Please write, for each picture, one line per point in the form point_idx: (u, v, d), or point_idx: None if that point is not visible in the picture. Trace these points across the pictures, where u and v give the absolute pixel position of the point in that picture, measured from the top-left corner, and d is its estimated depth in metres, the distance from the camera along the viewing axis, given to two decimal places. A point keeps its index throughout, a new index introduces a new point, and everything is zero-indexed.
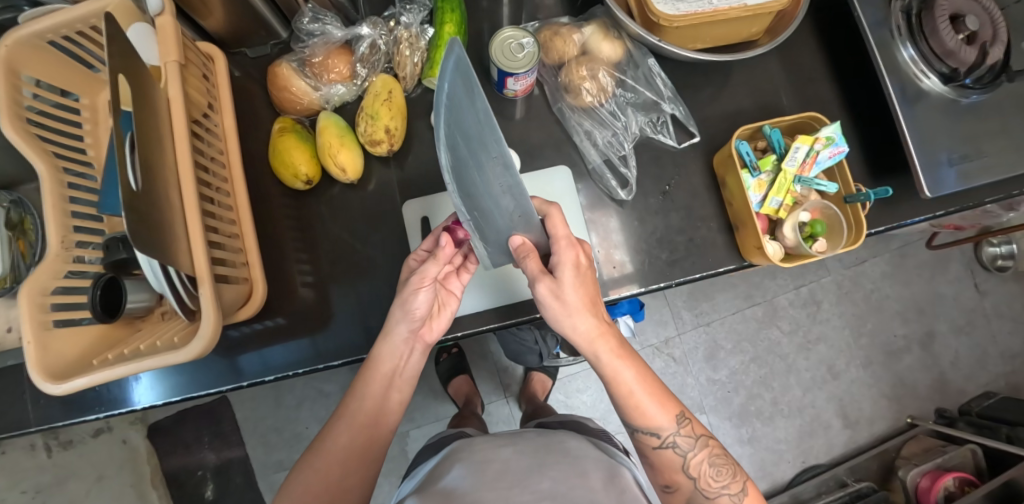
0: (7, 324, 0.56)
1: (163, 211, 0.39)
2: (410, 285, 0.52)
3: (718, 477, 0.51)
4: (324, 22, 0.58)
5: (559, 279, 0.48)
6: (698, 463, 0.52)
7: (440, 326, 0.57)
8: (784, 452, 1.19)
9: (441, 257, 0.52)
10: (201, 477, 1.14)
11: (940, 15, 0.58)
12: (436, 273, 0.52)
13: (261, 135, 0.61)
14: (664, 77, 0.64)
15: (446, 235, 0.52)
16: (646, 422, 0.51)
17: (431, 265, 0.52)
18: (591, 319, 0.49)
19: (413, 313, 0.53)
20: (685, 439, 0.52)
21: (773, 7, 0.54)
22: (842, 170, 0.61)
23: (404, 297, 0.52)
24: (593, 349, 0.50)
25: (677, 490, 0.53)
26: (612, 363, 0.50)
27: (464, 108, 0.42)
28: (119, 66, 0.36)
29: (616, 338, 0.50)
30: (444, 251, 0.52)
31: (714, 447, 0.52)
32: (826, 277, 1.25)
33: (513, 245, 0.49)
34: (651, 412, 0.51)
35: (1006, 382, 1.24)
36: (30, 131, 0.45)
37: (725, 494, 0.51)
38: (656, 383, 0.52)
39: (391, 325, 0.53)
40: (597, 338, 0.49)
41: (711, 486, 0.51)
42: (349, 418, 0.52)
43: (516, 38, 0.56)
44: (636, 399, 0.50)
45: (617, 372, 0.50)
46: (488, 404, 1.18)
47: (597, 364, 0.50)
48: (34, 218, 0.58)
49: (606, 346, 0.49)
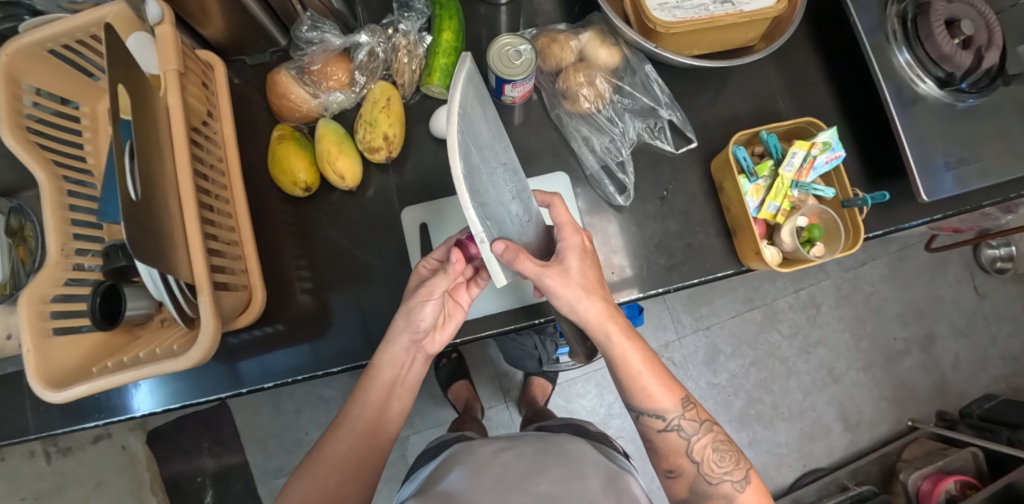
0: (7, 330, 0.56)
1: (163, 221, 0.39)
2: (419, 297, 0.52)
3: (721, 462, 0.52)
4: (323, 30, 0.58)
5: (566, 263, 0.48)
6: (702, 448, 0.52)
7: (444, 338, 0.56)
8: (786, 456, 1.19)
9: (452, 272, 0.50)
10: (201, 483, 1.14)
11: (935, 20, 0.59)
12: (445, 287, 0.52)
13: (261, 141, 0.61)
14: (661, 83, 0.64)
15: (457, 250, 0.50)
16: (650, 404, 0.52)
17: (441, 278, 0.51)
18: (601, 301, 0.49)
19: (419, 323, 0.52)
20: (690, 423, 0.52)
21: (769, 13, 0.54)
22: (839, 175, 0.61)
23: (409, 308, 0.52)
24: (604, 330, 0.49)
25: (680, 475, 0.53)
26: (621, 344, 0.50)
27: (473, 111, 0.39)
28: (119, 75, 0.36)
29: (624, 321, 0.50)
30: (455, 266, 0.50)
31: (718, 433, 0.53)
32: (826, 281, 1.25)
33: (496, 253, 0.42)
34: (656, 394, 0.51)
35: (1006, 385, 1.24)
36: (30, 139, 0.45)
37: (727, 481, 0.52)
38: (662, 367, 0.52)
39: (394, 335, 0.53)
40: (609, 319, 0.49)
41: (714, 471, 0.52)
42: (352, 425, 0.53)
43: (514, 45, 0.56)
44: (644, 381, 0.51)
45: (626, 354, 0.50)
46: (488, 409, 1.18)
47: (608, 347, 0.50)
48: (34, 225, 0.58)
49: (617, 326, 0.49)
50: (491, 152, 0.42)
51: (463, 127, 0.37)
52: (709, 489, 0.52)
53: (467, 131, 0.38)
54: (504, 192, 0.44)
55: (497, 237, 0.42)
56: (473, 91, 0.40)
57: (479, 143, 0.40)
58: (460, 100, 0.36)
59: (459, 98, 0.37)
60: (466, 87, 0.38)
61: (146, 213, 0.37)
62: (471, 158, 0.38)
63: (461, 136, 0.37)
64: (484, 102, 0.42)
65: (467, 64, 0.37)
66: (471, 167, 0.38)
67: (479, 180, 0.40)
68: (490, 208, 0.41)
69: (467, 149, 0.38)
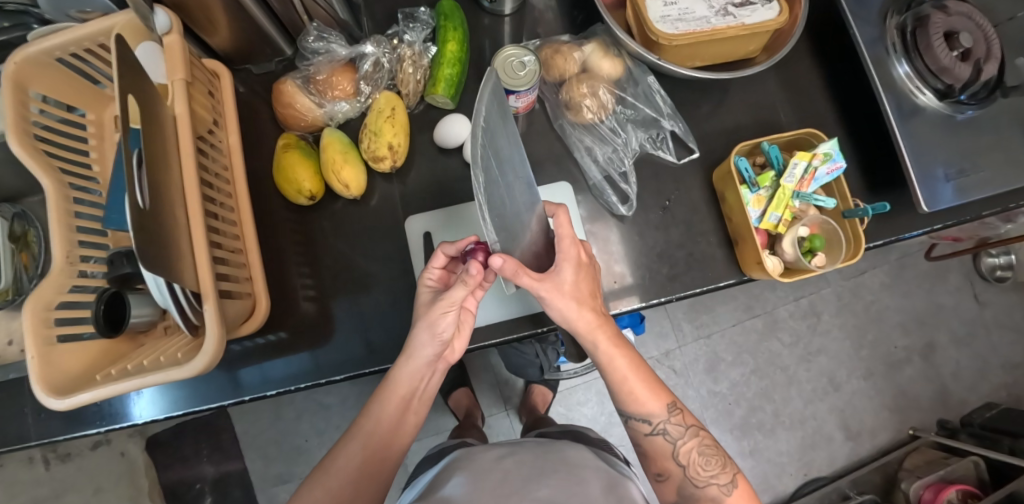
0: (8, 337, 0.57)
1: (168, 229, 0.39)
2: (437, 310, 0.51)
3: (707, 466, 0.52)
4: (329, 40, 0.59)
5: (560, 274, 0.48)
6: (688, 452, 0.52)
7: (462, 345, 0.57)
8: (786, 465, 1.19)
9: (472, 282, 0.49)
10: (198, 491, 1.13)
11: (934, 33, 0.60)
12: (463, 297, 0.51)
13: (266, 151, 0.62)
14: (664, 94, 0.65)
15: (476, 260, 0.49)
16: (638, 409, 0.53)
17: (460, 289, 0.49)
18: (591, 311, 0.50)
19: (439, 335, 0.52)
20: (676, 427, 0.53)
21: (769, 25, 0.55)
22: (840, 186, 0.62)
23: (429, 320, 0.51)
24: (592, 338, 0.51)
25: (669, 478, 0.54)
26: (608, 351, 0.51)
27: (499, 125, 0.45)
28: (128, 87, 0.36)
29: (613, 330, 0.51)
30: (474, 276, 0.48)
31: (704, 437, 0.53)
32: (826, 289, 1.25)
33: (495, 267, 0.44)
34: (643, 397, 0.52)
35: (1007, 394, 1.23)
36: (38, 147, 0.46)
37: (714, 484, 0.51)
38: (649, 372, 0.53)
39: (416, 349, 0.52)
40: (597, 328, 0.50)
41: (700, 474, 0.52)
42: (361, 440, 0.52)
43: (518, 56, 0.57)
44: (630, 385, 0.52)
45: (613, 359, 0.51)
46: (488, 417, 1.18)
47: (595, 352, 0.52)
48: (38, 231, 0.59)
49: (605, 336, 0.51)
50: (510, 171, 0.46)
51: (485, 140, 0.42)
52: (695, 493, 0.52)
53: (495, 142, 0.44)
54: (520, 205, 0.47)
55: (497, 249, 0.44)
56: (495, 109, 0.45)
57: (498, 157, 0.45)
58: (484, 116, 0.42)
59: (483, 112, 0.42)
60: (491, 105, 0.43)
61: (153, 221, 0.37)
62: (490, 171, 0.42)
63: (483, 149, 0.41)
64: (506, 120, 0.46)
65: (491, 79, 0.43)
66: (490, 181, 0.42)
67: (498, 194, 0.44)
68: (506, 223, 0.45)
69: (488, 164, 0.43)
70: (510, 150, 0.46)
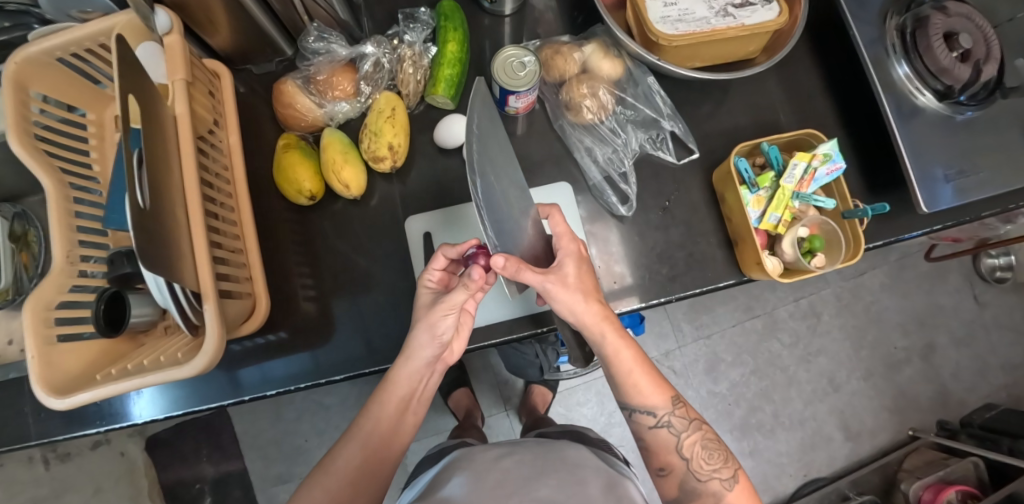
0: (8, 337, 0.57)
1: (168, 229, 0.39)
2: (438, 311, 0.51)
3: (710, 460, 0.52)
4: (329, 41, 0.59)
5: (564, 269, 0.49)
6: (691, 445, 0.53)
7: (461, 345, 0.57)
8: (786, 466, 1.19)
9: (472, 286, 0.49)
10: (198, 491, 1.13)
11: (934, 33, 0.60)
12: (463, 300, 0.51)
13: (266, 151, 0.62)
14: (664, 95, 0.65)
15: (478, 266, 0.49)
16: (642, 401, 0.53)
17: (461, 292, 0.50)
18: (597, 303, 0.50)
19: (439, 337, 0.52)
20: (680, 419, 0.53)
21: (768, 26, 0.55)
22: (840, 186, 0.62)
23: (429, 321, 0.51)
24: (599, 331, 0.50)
25: (670, 473, 0.53)
26: (615, 343, 0.50)
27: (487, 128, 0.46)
28: (129, 86, 0.36)
29: (619, 322, 0.51)
30: (475, 280, 0.48)
31: (707, 431, 0.53)
32: (826, 290, 1.25)
33: (498, 266, 0.44)
34: (646, 390, 0.53)
35: (1007, 394, 1.23)
36: (39, 147, 0.46)
37: (716, 478, 0.51)
38: (652, 367, 0.53)
39: (415, 351, 0.52)
40: (604, 321, 0.50)
41: (703, 468, 0.52)
42: (362, 439, 0.52)
43: (518, 57, 0.57)
44: (635, 378, 0.52)
45: (619, 351, 0.51)
46: (488, 417, 1.18)
47: (602, 346, 0.51)
48: (38, 231, 0.59)
49: (612, 327, 0.50)
50: (506, 176, 0.48)
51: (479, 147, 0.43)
52: (697, 487, 0.52)
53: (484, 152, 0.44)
54: (517, 210, 0.49)
55: (499, 250, 0.44)
56: (485, 116, 0.46)
57: (493, 164, 0.46)
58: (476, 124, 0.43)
59: (474, 121, 0.43)
60: (482, 110, 0.45)
61: (153, 221, 0.37)
62: (486, 178, 0.43)
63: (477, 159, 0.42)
64: (496, 124, 0.48)
65: (480, 87, 0.46)
66: (488, 186, 0.43)
67: (495, 202, 0.44)
68: (503, 226, 0.46)
69: (484, 169, 0.44)
70: (504, 158, 0.48)
